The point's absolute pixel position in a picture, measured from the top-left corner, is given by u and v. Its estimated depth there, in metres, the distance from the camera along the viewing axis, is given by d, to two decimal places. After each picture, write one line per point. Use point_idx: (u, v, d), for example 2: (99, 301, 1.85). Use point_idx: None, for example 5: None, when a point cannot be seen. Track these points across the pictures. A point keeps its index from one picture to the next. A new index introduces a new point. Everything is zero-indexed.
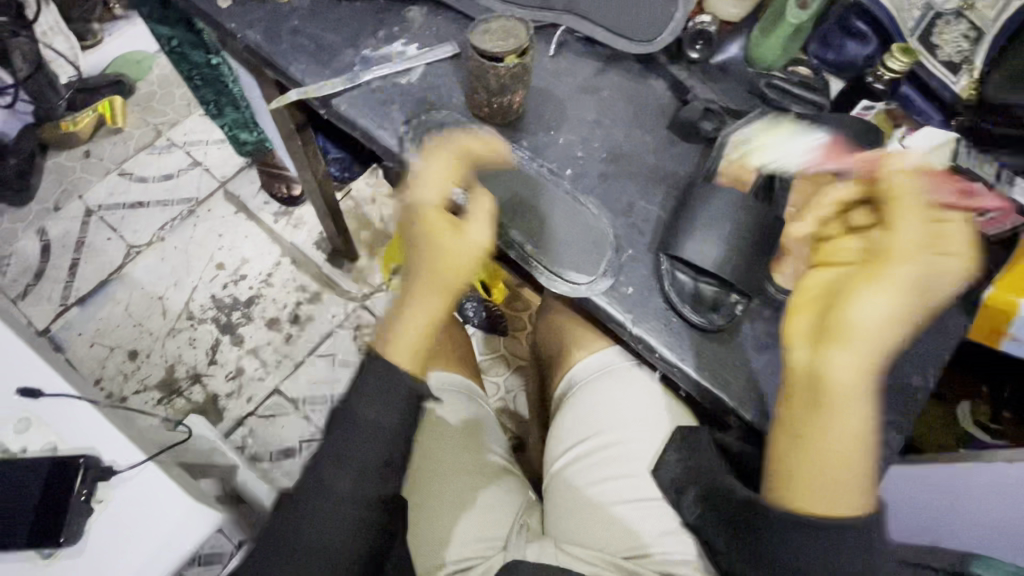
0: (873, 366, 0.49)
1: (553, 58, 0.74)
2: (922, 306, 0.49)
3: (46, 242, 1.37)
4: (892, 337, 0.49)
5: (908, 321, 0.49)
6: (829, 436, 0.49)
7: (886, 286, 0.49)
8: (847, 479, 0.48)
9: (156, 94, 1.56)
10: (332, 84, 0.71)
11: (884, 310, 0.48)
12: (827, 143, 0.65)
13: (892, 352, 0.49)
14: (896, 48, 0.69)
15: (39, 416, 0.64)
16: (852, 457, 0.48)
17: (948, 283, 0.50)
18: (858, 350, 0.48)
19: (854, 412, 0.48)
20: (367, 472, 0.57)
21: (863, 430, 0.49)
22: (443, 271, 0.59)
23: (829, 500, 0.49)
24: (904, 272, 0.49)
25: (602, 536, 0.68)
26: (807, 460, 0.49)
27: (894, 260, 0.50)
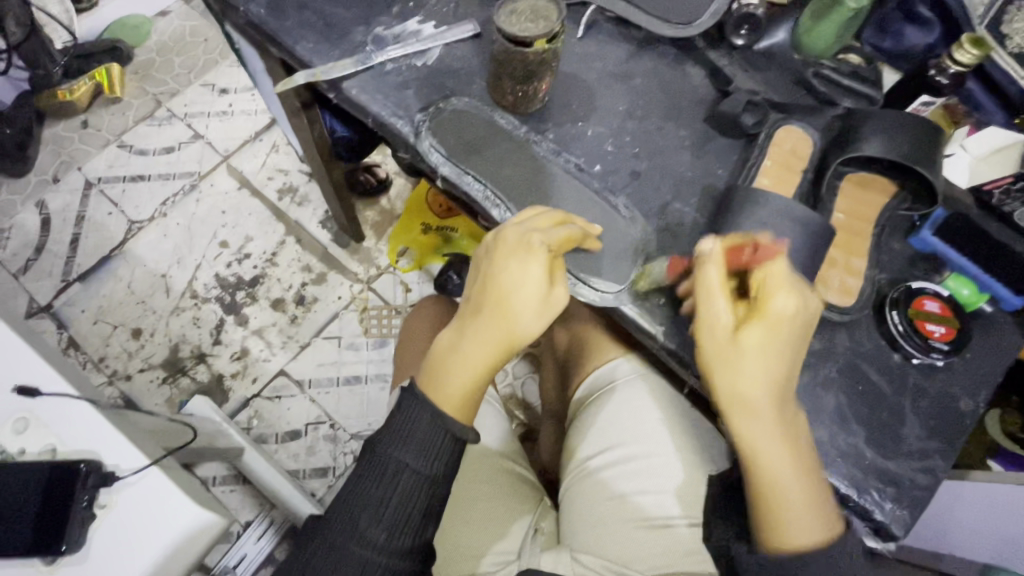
0: (760, 419, 0.49)
1: (581, 40, 0.68)
2: (761, 350, 0.49)
3: (46, 216, 1.33)
4: (757, 390, 0.49)
5: (782, 371, 0.49)
6: (762, 495, 0.50)
7: (739, 351, 0.50)
8: (805, 522, 0.48)
9: (155, 61, 1.48)
10: (342, 66, 0.65)
11: (725, 375, 0.50)
12: (891, 134, 0.57)
13: (776, 390, 0.49)
14: (967, 38, 0.58)
15: (37, 416, 0.61)
16: (797, 498, 0.49)
17: (777, 320, 0.50)
18: (742, 418, 0.50)
19: (771, 461, 0.49)
20: (403, 521, 0.54)
21: (796, 473, 0.49)
22: (519, 332, 0.55)
23: (791, 537, 0.49)
24: (717, 340, 0.51)
25: (626, 552, 0.64)
26: (760, 516, 0.50)
27: (706, 329, 0.52)
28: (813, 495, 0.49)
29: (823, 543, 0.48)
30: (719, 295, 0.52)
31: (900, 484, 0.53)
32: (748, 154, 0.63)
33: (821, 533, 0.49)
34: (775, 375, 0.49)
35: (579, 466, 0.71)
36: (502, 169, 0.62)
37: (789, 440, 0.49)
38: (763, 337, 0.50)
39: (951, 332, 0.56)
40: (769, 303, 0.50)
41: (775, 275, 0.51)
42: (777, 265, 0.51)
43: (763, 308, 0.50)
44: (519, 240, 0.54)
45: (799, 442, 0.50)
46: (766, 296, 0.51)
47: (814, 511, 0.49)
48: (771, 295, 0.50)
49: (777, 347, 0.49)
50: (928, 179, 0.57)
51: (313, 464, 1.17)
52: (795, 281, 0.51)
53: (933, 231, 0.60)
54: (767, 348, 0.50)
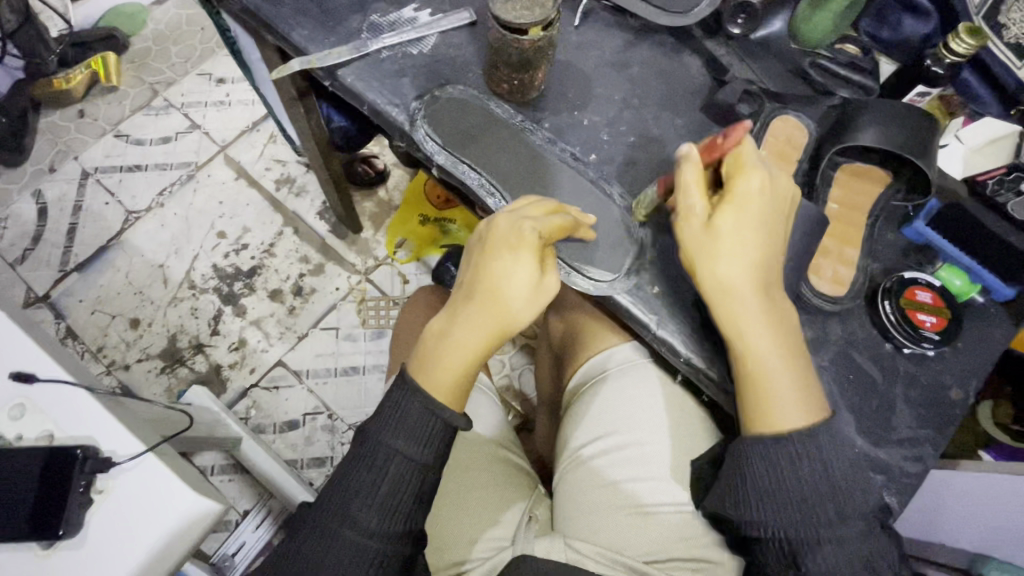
0: (742, 301, 0.52)
1: (578, 29, 0.68)
2: (733, 232, 0.52)
3: (43, 205, 1.33)
4: (735, 270, 0.51)
5: (758, 252, 0.52)
6: (751, 375, 0.52)
7: (715, 241, 0.52)
8: (791, 397, 0.51)
9: (151, 50, 1.48)
10: (337, 54, 0.65)
11: (706, 263, 0.52)
12: (886, 124, 0.57)
13: (753, 270, 0.52)
14: (962, 28, 0.59)
15: (34, 402, 0.61)
16: (784, 381, 0.51)
17: (746, 199, 0.52)
18: (727, 304, 0.52)
19: (758, 345, 0.52)
20: (394, 507, 0.55)
21: (780, 355, 0.52)
22: (510, 317, 0.55)
23: (781, 416, 0.51)
24: (694, 229, 0.53)
25: (617, 539, 0.65)
26: (749, 401, 0.52)
27: (683, 221, 0.54)
28: (797, 370, 0.52)
29: (809, 422, 0.51)
30: (692, 184, 0.53)
31: (889, 471, 0.54)
32: (744, 144, 0.63)
33: (809, 415, 0.51)
34: (752, 254, 0.52)
35: (572, 454, 0.71)
36: (497, 158, 0.62)
37: (772, 320, 0.52)
38: (735, 221, 0.52)
39: (942, 322, 0.57)
40: (738, 186, 0.52)
41: (742, 156, 0.53)
42: (744, 148, 0.53)
43: (732, 192, 0.52)
44: (510, 227, 0.55)
45: (783, 319, 0.53)
46: (734, 179, 0.53)
47: (800, 386, 0.51)
48: (740, 177, 0.52)
49: (750, 228, 0.52)
50: (923, 169, 0.57)
51: (311, 454, 1.17)
52: (761, 160, 0.53)
53: (926, 222, 0.60)
54: (741, 228, 0.52)
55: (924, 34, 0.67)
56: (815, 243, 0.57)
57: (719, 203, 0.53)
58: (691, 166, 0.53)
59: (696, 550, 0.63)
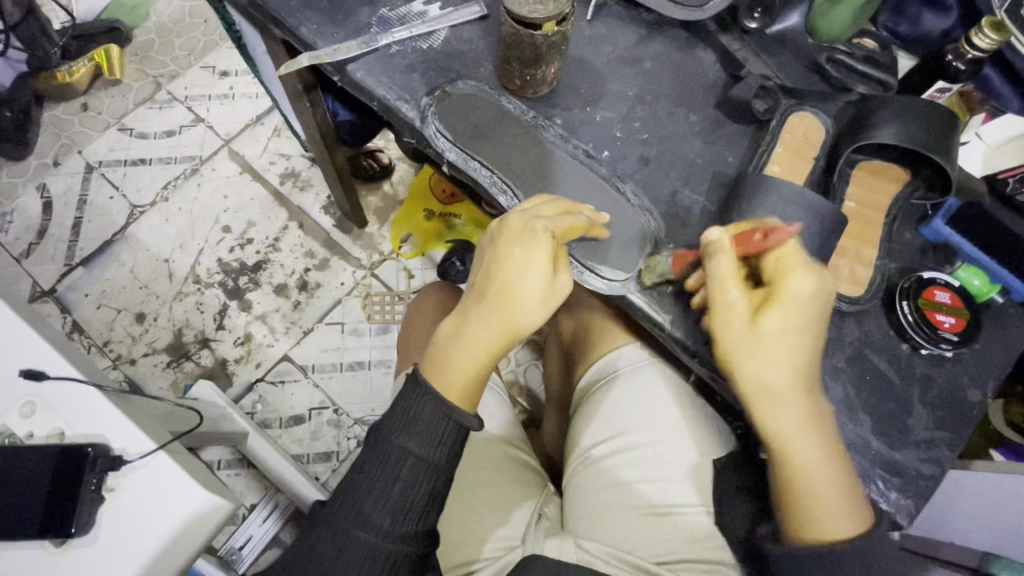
0: (785, 404, 0.50)
1: (590, 22, 0.67)
2: (780, 335, 0.50)
3: (48, 199, 1.33)
4: (780, 376, 0.50)
5: (805, 360, 0.51)
6: (790, 479, 0.51)
7: (761, 345, 0.50)
8: (837, 504, 0.50)
9: (154, 43, 1.46)
10: (347, 48, 0.64)
11: (749, 367, 0.51)
12: (906, 120, 0.56)
13: (797, 373, 0.50)
14: (986, 21, 0.58)
15: (44, 399, 0.61)
16: (831, 490, 0.50)
17: (795, 303, 0.51)
18: (770, 407, 0.51)
19: (802, 453, 0.50)
20: (406, 507, 0.54)
21: (826, 466, 0.50)
22: (522, 317, 0.55)
23: (825, 525, 0.50)
24: (736, 330, 0.51)
25: (629, 538, 0.64)
26: (792, 507, 0.52)
27: (723, 319, 0.52)
28: (840, 476, 0.51)
29: (854, 529, 0.50)
30: (732, 283, 0.52)
31: (905, 473, 0.53)
32: (759, 141, 0.62)
33: (855, 522, 0.50)
34: (796, 360, 0.50)
35: (582, 454, 0.71)
36: (509, 154, 0.61)
37: (814, 425, 0.51)
38: (782, 321, 0.51)
39: (961, 323, 0.56)
40: (785, 287, 0.51)
41: (788, 258, 0.52)
42: (788, 250, 0.52)
43: (779, 293, 0.51)
44: (523, 225, 0.54)
45: (825, 425, 0.51)
46: (781, 279, 0.51)
47: (844, 494, 0.50)
48: (787, 279, 0.51)
49: (796, 333, 0.50)
50: (943, 167, 0.56)
51: (317, 449, 1.18)
52: (808, 261, 0.52)
53: (945, 221, 0.59)
54: (787, 335, 0.50)
55: (943, 28, 0.66)
56: (834, 243, 0.56)
57: (765, 304, 0.52)
58: (730, 265, 0.53)
59: (709, 551, 0.63)
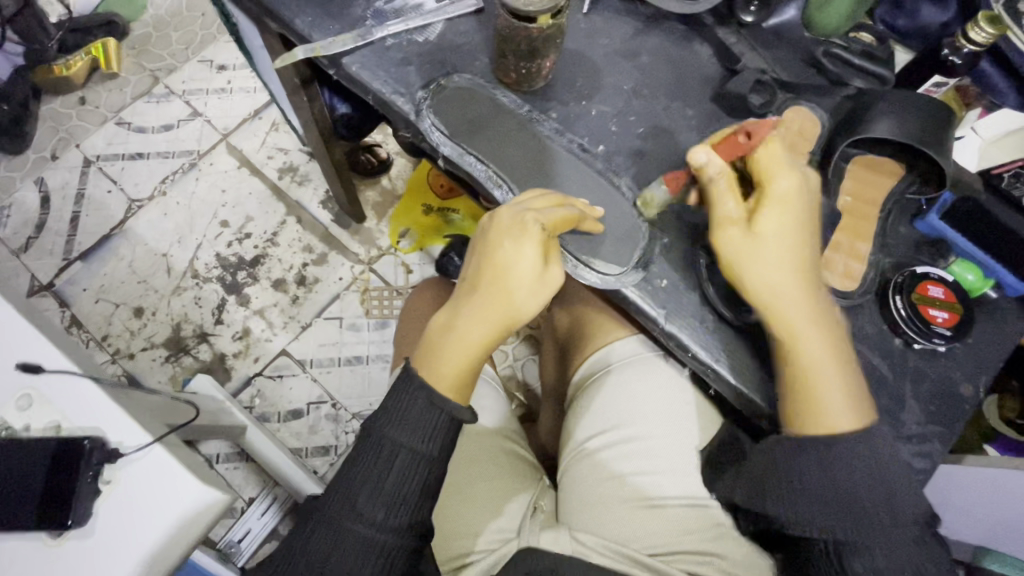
0: (787, 301, 0.53)
1: (587, 16, 0.67)
2: (775, 233, 0.53)
3: (46, 193, 1.32)
4: (778, 274, 0.52)
5: (801, 252, 0.54)
6: (801, 376, 0.52)
7: (758, 241, 0.53)
8: (841, 393, 0.52)
9: (151, 36, 1.46)
10: (342, 41, 0.63)
11: (751, 264, 0.53)
12: (901, 116, 0.56)
13: (793, 270, 0.53)
14: (983, 14, 0.56)
15: (41, 392, 0.61)
16: (835, 379, 0.52)
17: (783, 200, 0.54)
18: (773, 306, 0.53)
19: (809, 346, 0.52)
20: (400, 500, 0.55)
21: (829, 357, 0.53)
22: (514, 309, 0.55)
23: (838, 415, 0.52)
24: (733, 233, 0.53)
25: (623, 531, 0.65)
26: (802, 405, 0.53)
27: (722, 223, 0.54)
28: (842, 366, 0.53)
29: (857, 419, 0.52)
30: (727, 188, 0.55)
31: (897, 468, 0.54)
32: None
33: (858, 414, 0.53)
34: (790, 256, 0.53)
35: (577, 447, 0.71)
36: (504, 148, 0.61)
37: (816, 318, 0.53)
38: (777, 217, 0.53)
39: (954, 318, 0.56)
40: (774, 185, 0.54)
41: (772, 158, 0.55)
42: (772, 150, 0.55)
43: (768, 191, 0.54)
44: (514, 218, 0.54)
45: (826, 317, 0.54)
46: (768, 179, 0.54)
47: (846, 382, 0.53)
48: (773, 177, 0.54)
49: (790, 229, 0.53)
50: (938, 162, 0.56)
51: (315, 443, 1.18)
52: (792, 161, 0.55)
53: (939, 215, 0.59)
54: (780, 232, 0.53)
55: (941, 22, 0.66)
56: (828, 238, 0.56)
57: (756, 205, 0.54)
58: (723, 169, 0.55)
59: (703, 543, 0.64)
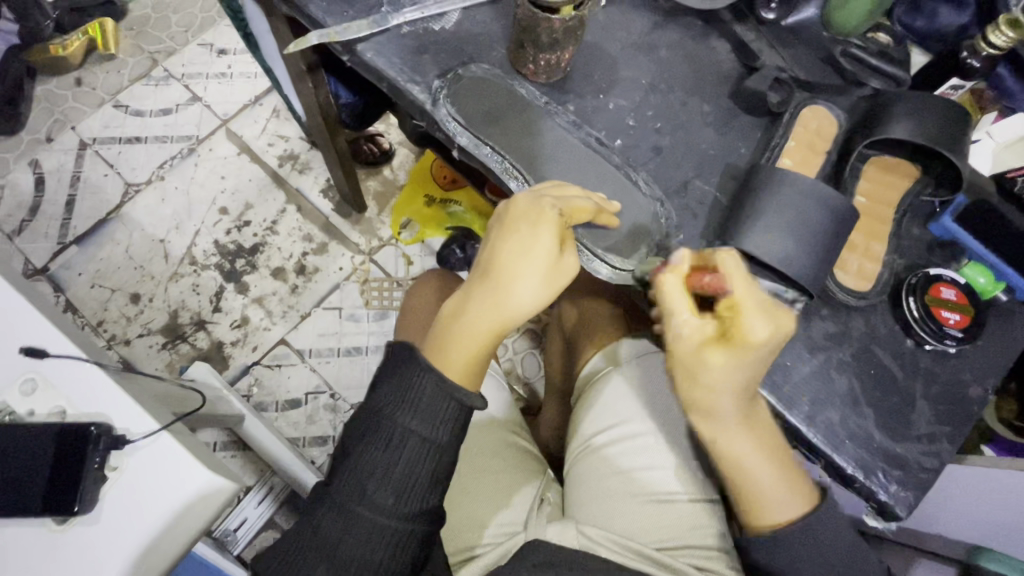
0: (722, 424, 0.50)
1: (605, 9, 0.66)
2: (724, 371, 0.48)
3: (40, 175, 1.30)
4: (718, 401, 0.49)
5: (751, 383, 0.49)
6: (733, 478, 0.52)
7: (703, 374, 0.49)
8: (778, 495, 0.51)
9: (150, 18, 1.43)
10: (356, 27, 0.62)
11: (687, 384, 0.50)
12: (917, 117, 0.56)
13: (742, 400, 0.49)
14: (1003, 19, 0.57)
15: (45, 377, 0.60)
16: (768, 488, 0.51)
17: (753, 347, 0.47)
18: (706, 425, 0.51)
19: (736, 458, 0.50)
20: (410, 486, 0.54)
21: (759, 465, 0.51)
22: (527, 296, 0.54)
23: (776, 510, 0.51)
24: (687, 351, 0.50)
25: (631, 526, 0.64)
26: (740, 503, 0.53)
27: (675, 341, 0.51)
28: (784, 468, 0.51)
29: (802, 514, 0.52)
30: (682, 308, 0.50)
31: (905, 466, 0.54)
32: (772, 133, 0.62)
33: (804, 504, 0.52)
34: (741, 388, 0.49)
35: (586, 441, 0.71)
36: (520, 139, 0.60)
37: (755, 436, 0.51)
38: (731, 360, 0.48)
39: (965, 320, 0.57)
40: (743, 330, 0.47)
41: (746, 298, 0.48)
42: (740, 289, 0.48)
43: (736, 337, 0.47)
44: (530, 204, 0.54)
45: (759, 423, 0.51)
46: (739, 324, 0.48)
47: (788, 481, 0.51)
48: (744, 323, 0.47)
49: (745, 370, 0.48)
50: (955, 164, 0.56)
51: (313, 433, 1.17)
52: (765, 306, 0.48)
53: (954, 218, 0.60)
54: (732, 374, 0.48)
55: (959, 24, 0.67)
56: (846, 237, 0.56)
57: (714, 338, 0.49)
58: (678, 290, 0.50)
59: (711, 539, 0.64)
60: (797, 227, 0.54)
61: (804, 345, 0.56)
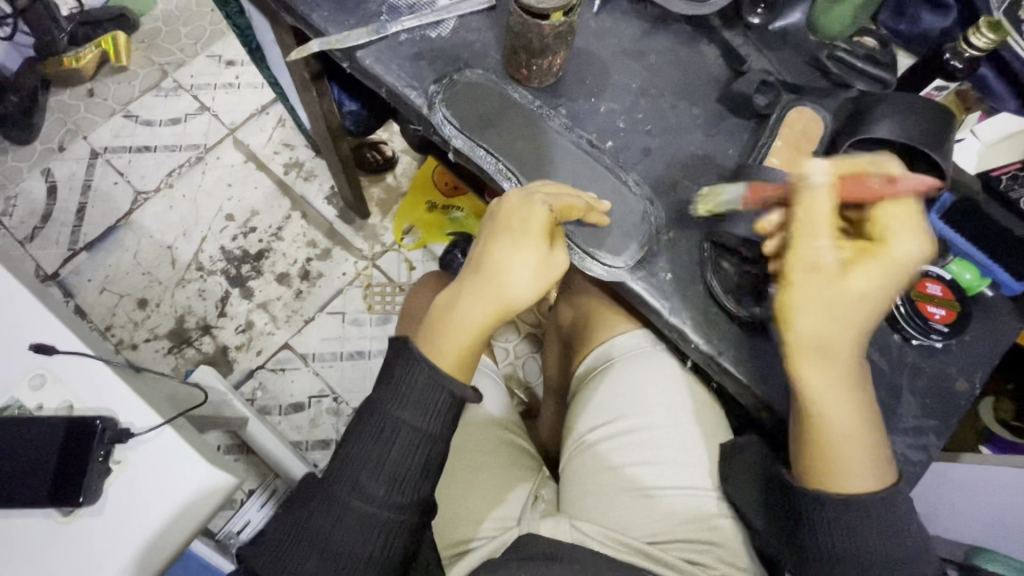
0: (838, 361, 0.50)
1: (596, 16, 0.68)
2: (863, 290, 0.49)
3: (53, 184, 1.34)
4: (843, 333, 0.50)
5: (876, 310, 0.51)
6: (831, 429, 0.51)
7: (837, 296, 0.49)
8: (870, 450, 0.51)
9: (161, 31, 1.47)
10: (356, 35, 0.65)
11: (815, 312, 0.50)
12: (900, 118, 0.57)
13: (860, 336, 0.51)
14: (985, 21, 0.58)
15: (54, 372, 0.62)
16: (860, 437, 0.51)
17: (897, 265, 0.50)
18: (820, 361, 0.50)
19: (837, 401, 0.50)
20: (402, 477, 0.55)
21: (859, 412, 0.51)
22: (516, 290, 0.56)
23: (860, 475, 0.51)
24: (821, 279, 0.50)
25: (623, 519, 0.65)
26: (822, 461, 0.52)
27: (810, 264, 0.50)
28: (869, 428, 0.52)
29: (878, 485, 0.52)
30: (825, 230, 0.50)
31: (893, 460, 0.55)
32: (759, 136, 0.64)
33: (876, 480, 0.52)
34: (866, 318, 0.50)
35: (581, 437, 0.72)
36: (514, 142, 0.62)
37: (854, 386, 0.51)
38: (872, 277, 0.49)
39: (951, 314, 0.58)
40: (891, 249, 0.50)
41: (893, 215, 0.51)
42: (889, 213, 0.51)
43: (885, 251, 0.50)
44: (521, 201, 0.55)
45: (858, 376, 0.52)
46: (890, 242, 0.50)
47: (874, 431, 0.52)
48: (893, 240, 0.50)
49: (877, 296, 0.50)
50: (938, 163, 0.58)
51: (315, 436, 1.19)
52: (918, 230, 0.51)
53: (938, 216, 0.63)
54: (869, 292, 0.49)
55: (943, 28, 0.68)
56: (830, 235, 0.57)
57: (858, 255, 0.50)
58: (827, 208, 0.50)
59: (703, 533, 0.64)
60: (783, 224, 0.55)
61: None
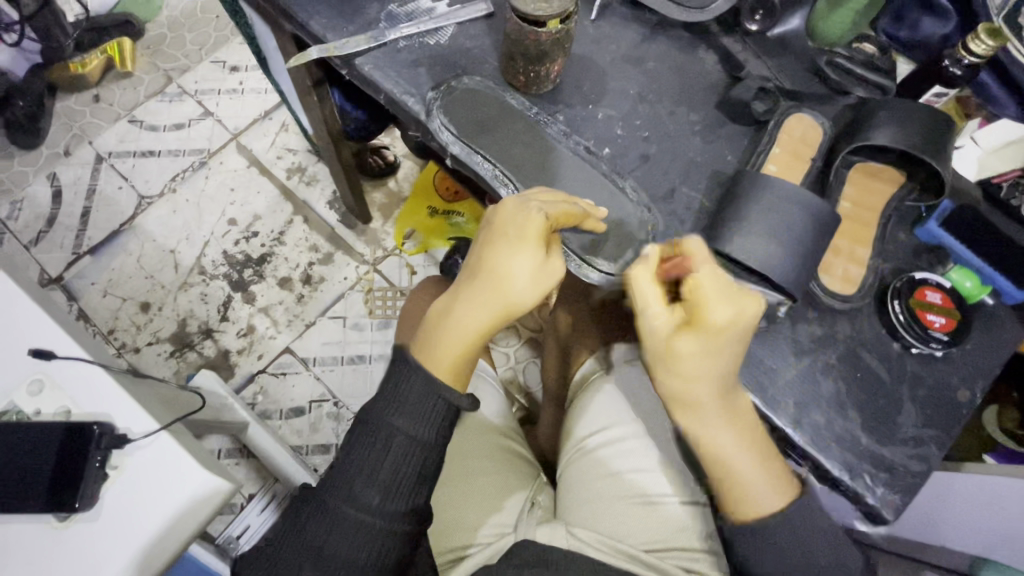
0: (705, 416, 0.51)
1: (594, 22, 0.69)
2: (693, 357, 0.49)
3: (58, 188, 1.34)
4: (697, 391, 0.50)
5: (728, 367, 0.50)
6: (721, 477, 0.52)
7: (675, 360, 0.50)
8: (761, 486, 0.51)
9: (166, 37, 1.49)
10: (355, 42, 0.65)
11: (668, 375, 0.51)
12: (898, 124, 0.57)
13: (719, 390, 0.50)
14: (983, 27, 0.58)
15: (52, 377, 0.62)
16: (745, 480, 0.51)
17: (718, 331, 0.49)
18: (689, 418, 0.51)
19: (720, 449, 0.51)
20: (396, 484, 0.55)
21: (745, 456, 0.51)
22: (513, 297, 0.56)
23: (755, 507, 0.51)
24: (654, 346, 0.52)
25: (620, 528, 0.65)
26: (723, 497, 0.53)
27: (648, 332, 0.52)
28: (767, 460, 0.52)
29: (780, 505, 0.51)
30: (653, 300, 0.52)
31: (893, 470, 0.54)
32: (758, 142, 0.63)
33: (781, 496, 0.51)
34: (718, 377, 0.50)
35: (579, 444, 0.72)
36: (511, 148, 0.62)
37: (740, 427, 0.51)
38: (697, 344, 0.49)
39: (951, 323, 0.58)
40: (704, 314, 0.49)
41: (708, 283, 0.49)
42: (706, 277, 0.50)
43: (700, 320, 0.49)
44: (519, 208, 0.55)
45: (745, 417, 0.52)
46: (703, 308, 0.49)
47: (769, 471, 0.51)
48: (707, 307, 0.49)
49: (718, 355, 0.50)
50: (938, 170, 0.57)
51: (315, 441, 1.19)
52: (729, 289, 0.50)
53: (939, 223, 0.60)
54: (704, 356, 0.49)
55: (942, 34, 0.69)
56: (828, 241, 0.57)
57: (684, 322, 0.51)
58: (648, 281, 0.52)
59: (700, 542, 0.64)
60: (779, 232, 0.55)
61: (790, 348, 0.57)
